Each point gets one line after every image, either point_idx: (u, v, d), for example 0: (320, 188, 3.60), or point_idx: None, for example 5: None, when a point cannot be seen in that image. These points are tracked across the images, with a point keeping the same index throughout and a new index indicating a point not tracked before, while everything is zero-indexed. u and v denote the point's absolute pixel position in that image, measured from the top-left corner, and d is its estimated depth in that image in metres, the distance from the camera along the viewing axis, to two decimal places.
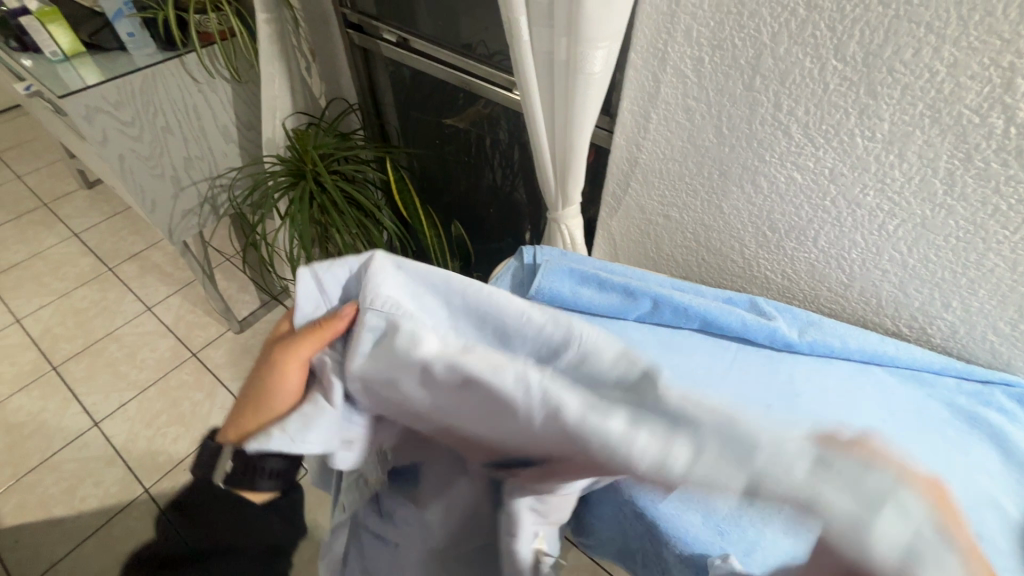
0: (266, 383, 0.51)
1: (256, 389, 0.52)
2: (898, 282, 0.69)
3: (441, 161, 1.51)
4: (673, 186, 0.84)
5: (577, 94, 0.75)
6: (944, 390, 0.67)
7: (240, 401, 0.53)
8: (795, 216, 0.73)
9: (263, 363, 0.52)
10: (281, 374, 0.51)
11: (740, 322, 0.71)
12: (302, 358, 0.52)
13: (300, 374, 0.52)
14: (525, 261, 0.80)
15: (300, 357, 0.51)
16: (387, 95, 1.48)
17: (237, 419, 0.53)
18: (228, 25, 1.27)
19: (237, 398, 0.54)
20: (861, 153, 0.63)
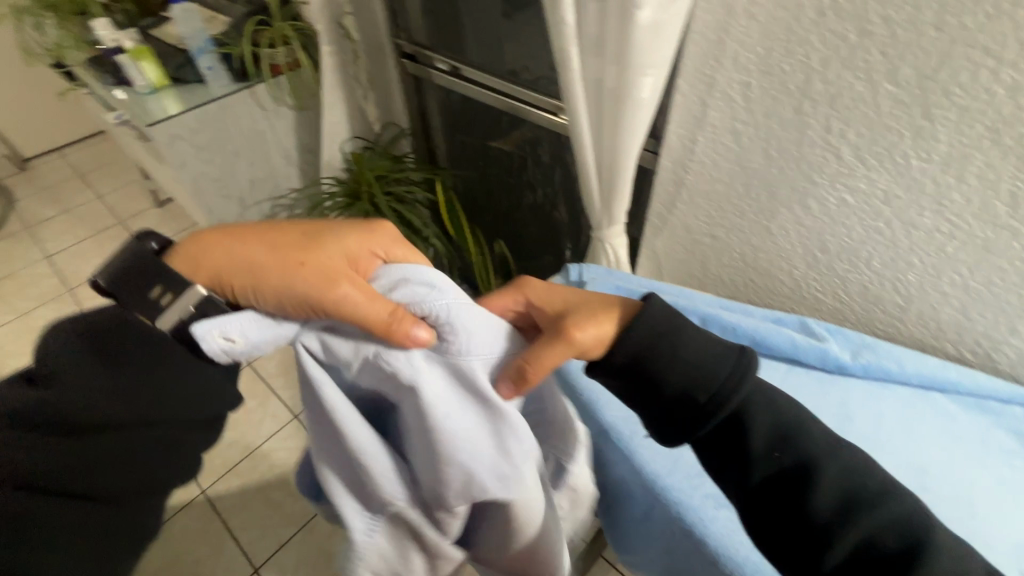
0: (285, 284, 0.39)
1: (270, 280, 0.39)
2: (960, 305, 0.67)
3: (486, 181, 1.56)
4: (719, 208, 0.85)
5: (623, 119, 0.78)
6: (1012, 419, 0.64)
7: (241, 247, 0.40)
8: (847, 237, 0.73)
9: (309, 269, 0.39)
10: (302, 305, 0.39)
11: (790, 342, 0.71)
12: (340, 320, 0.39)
13: (317, 312, 0.40)
14: (571, 279, 0.83)
15: (336, 304, 0.39)
16: (436, 118, 1.55)
17: (218, 254, 0.40)
18: (295, 58, 1.37)
19: (248, 252, 0.40)
20: (917, 175, 0.62)
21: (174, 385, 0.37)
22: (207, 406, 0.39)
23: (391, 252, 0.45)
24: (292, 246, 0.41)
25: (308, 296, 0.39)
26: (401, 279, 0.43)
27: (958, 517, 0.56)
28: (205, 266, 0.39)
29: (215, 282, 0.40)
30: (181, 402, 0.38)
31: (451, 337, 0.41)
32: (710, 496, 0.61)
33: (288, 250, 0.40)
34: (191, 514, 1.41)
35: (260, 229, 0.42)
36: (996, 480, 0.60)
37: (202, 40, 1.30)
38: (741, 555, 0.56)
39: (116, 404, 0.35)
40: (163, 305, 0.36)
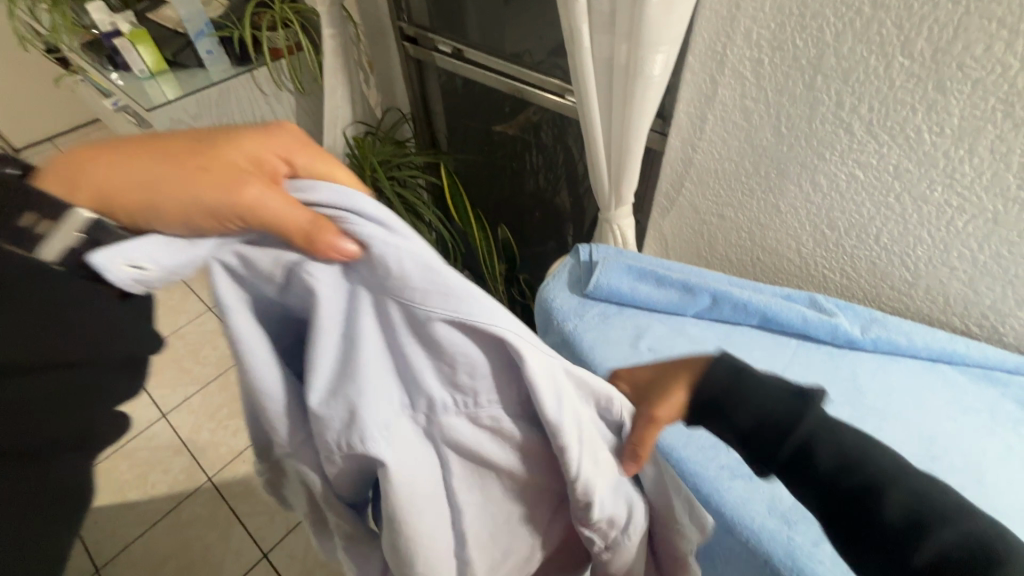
0: (188, 196, 0.32)
1: (173, 193, 0.32)
2: (968, 280, 0.68)
3: (488, 165, 1.56)
4: (728, 186, 0.85)
5: (633, 98, 0.78)
6: (1018, 390, 0.66)
7: (122, 157, 0.33)
8: (856, 213, 0.73)
9: (219, 176, 0.33)
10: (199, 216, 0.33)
11: (801, 318, 0.71)
12: (257, 229, 0.33)
13: (235, 224, 0.33)
14: (581, 259, 0.83)
15: (257, 212, 0.33)
16: (437, 102, 1.54)
17: (87, 165, 0.33)
18: (295, 40, 1.34)
19: (141, 164, 0.33)
20: (929, 149, 0.63)
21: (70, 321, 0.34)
22: (116, 345, 0.37)
23: (296, 152, 0.36)
24: (180, 151, 0.34)
25: (204, 203, 0.32)
26: (317, 188, 0.35)
27: (965, 483, 0.58)
28: (88, 185, 0.32)
29: (97, 202, 0.33)
30: (84, 340, 0.35)
31: (376, 267, 0.33)
32: (725, 468, 0.62)
33: (186, 157, 0.33)
34: (198, 500, 1.42)
35: (137, 140, 0.34)
36: (1001, 447, 0.61)
37: (202, 23, 1.28)
38: (756, 523, 0.57)
39: (16, 345, 0.34)
40: (41, 233, 0.31)
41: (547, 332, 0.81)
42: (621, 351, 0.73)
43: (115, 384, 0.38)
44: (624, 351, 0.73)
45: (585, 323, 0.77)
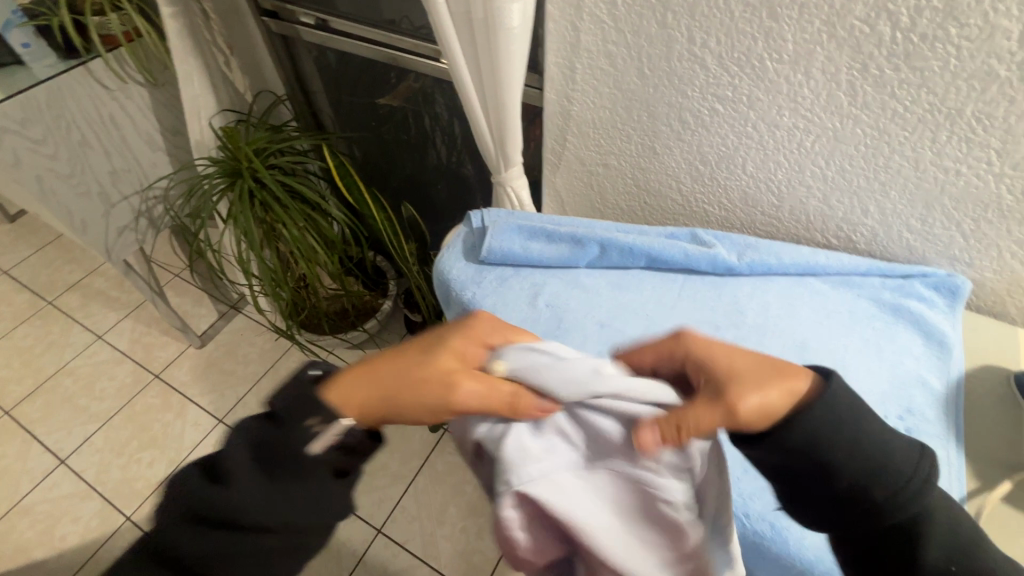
0: (425, 398, 0.41)
1: (418, 407, 0.41)
2: (823, 196, 0.74)
3: (380, 143, 1.49)
4: (607, 135, 0.86)
5: (499, 52, 0.76)
6: (870, 289, 0.72)
7: (379, 384, 0.42)
8: (722, 145, 0.77)
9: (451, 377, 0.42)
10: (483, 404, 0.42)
11: (682, 253, 0.74)
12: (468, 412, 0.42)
13: (474, 398, 0.42)
14: (473, 225, 0.81)
15: (474, 398, 0.41)
16: (315, 81, 1.44)
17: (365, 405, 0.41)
18: (133, 25, 1.16)
19: (399, 390, 0.41)
20: (773, 76, 0.66)
21: (286, 481, 0.39)
22: (313, 517, 0.40)
23: (500, 337, 0.47)
24: (415, 366, 0.42)
25: (487, 392, 0.42)
26: (514, 357, 0.43)
27: None
28: (364, 398, 0.41)
29: (365, 403, 0.41)
30: (296, 510, 0.40)
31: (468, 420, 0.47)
32: None
33: (416, 367, 0.42)
34: (118, 542, 1.30)
35: (382, 367, 0.43)
36: (861, 342, 0.67)
37: (10, 14, 1.14)
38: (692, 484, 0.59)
39: (261, 509, 0.39)
40: (315, 431, 0.40)
41: (450, 305, 0.79)
42: (521, 312, 0.72)
43: (314, 541, 0.41)
44: (524, 312, 0.72)
45: (484, 290, 0.75)
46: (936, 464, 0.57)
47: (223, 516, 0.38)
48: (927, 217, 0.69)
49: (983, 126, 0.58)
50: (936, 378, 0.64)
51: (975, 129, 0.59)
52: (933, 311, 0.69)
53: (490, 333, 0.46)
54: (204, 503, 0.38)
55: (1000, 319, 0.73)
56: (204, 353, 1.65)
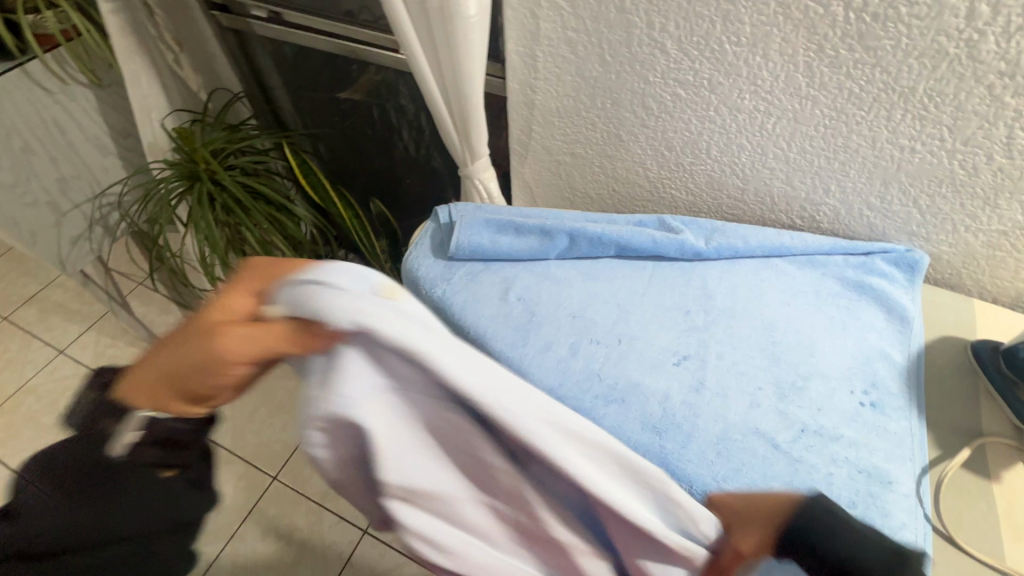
0: (187, 365, 0.36)
1: (190, 372, 0.36)
2: (786, 178, 0.75)
3: (344, 138, 1.45)
4: (572, 123, 0.85)
5: (457, 42, 0.75)
6: (835, 268, 0.73)
7: (153, 369, 0.38)
8: (686, 131, 0.77)
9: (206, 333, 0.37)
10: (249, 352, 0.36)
11: (651, 241, 0.74)
12: (248, 358, 0.36)
13: (239, 340, 0.36)
14: (441, 221, 0.80)
15: (240, 343, 0.36)
16: (272, 76, 1.39)
17: (147, 404, 0.38)
18: (71, 23, 1.10)
19: (167, 368, 0.37)
20: (732, 59, 0.66)
21: (126, 477, 0.51)
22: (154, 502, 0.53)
23: (274, 275, 0.42)
24: (182, 337, 0.38)
25: (249, 338, 0.36)
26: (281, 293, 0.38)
27: (799, 360, 0.65)
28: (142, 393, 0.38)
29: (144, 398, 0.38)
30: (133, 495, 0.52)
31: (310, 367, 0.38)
32: (600, 395, 0.63)
33: (179, 340, 0.38)
34: None
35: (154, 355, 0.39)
36: (826, 321, 0.68)
37: None
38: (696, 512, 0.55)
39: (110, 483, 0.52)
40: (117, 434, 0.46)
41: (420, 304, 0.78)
42: (492, 308, 0.71)
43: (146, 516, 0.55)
44: (495, 306, 0.72)
45: (453, 286, 0.74)
46: (900, 435, 0.59)
47: (90, 476, 0.52)
48: (886, 195, 0.70)
49: (935, 104, 0.59)
50: (898, 351, 0.66)
51: (928, 107, 0.60)
52: (893, 287, 0.70)
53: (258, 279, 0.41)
54: (80, 466, 0.52)
55: (957, 291, 0.75)
56: None
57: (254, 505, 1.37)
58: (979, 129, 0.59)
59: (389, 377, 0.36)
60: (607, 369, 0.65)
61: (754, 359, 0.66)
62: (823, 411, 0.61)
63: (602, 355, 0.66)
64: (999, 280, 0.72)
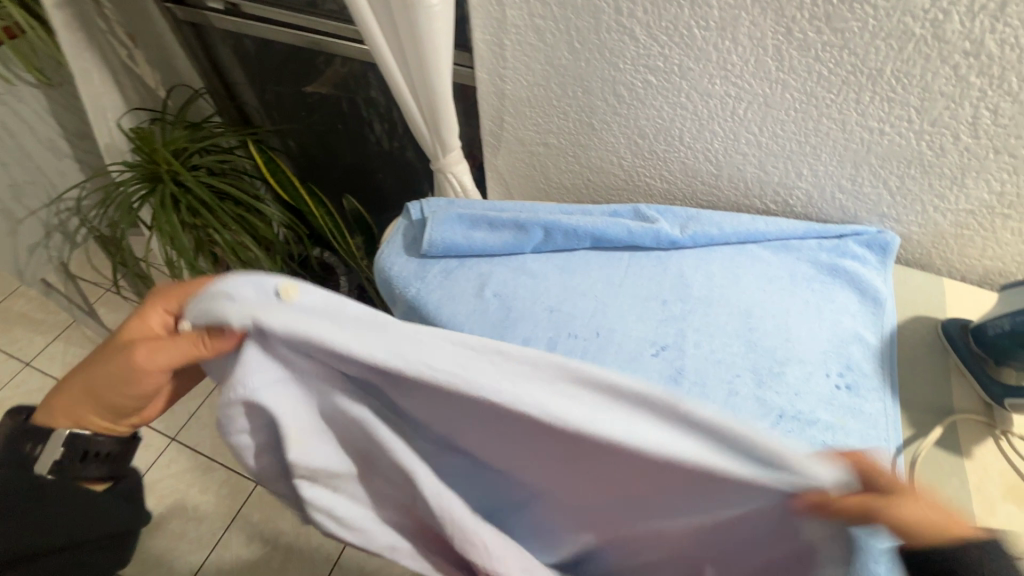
0: (110, 381, 0.47)
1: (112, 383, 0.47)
2: (759, 163, 0.75)
3: (313, 133, 1.41)
4: (544, 113, 0.84)
5: (421, 32, 0.72)
6: (808, 252, 0.74)
7: (89, 376, 0.49)
8: (658, 118, 0.76)
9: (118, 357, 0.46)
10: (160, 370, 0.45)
11: (626, 231, 0.74)
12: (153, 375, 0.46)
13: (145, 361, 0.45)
14: (413, 217, 0.78)
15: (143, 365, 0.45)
16: (234, 71, 1.34)
17: (80, 400, 0.50)
18: (12, 21, 1.02)
19: (95, 384, 0.48)
20: (701, 44, 0.65)
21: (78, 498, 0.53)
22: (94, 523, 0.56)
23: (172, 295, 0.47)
24: (114, 351, 0.48)
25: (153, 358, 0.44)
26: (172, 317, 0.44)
27: (774, 345, 0.65)
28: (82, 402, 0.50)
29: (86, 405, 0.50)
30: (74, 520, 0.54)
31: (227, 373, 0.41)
32: None
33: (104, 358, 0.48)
34: None
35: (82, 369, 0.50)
36: (800, 306, 0.69)
37: None
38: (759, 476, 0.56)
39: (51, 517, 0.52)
40: (38, 453, 0.50)
41: (394, 303, 0.76)
42: (468, 304, 0.70)
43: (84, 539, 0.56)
44: (470, 303, 0.70)
45: (428, 285, 0.73)
46: (874, 415, 0.60)
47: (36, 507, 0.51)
48: (857, 177, 0.70)
49: (902, 85, 0.59)
50: (871, 333, 0.67)
51: (896, 88, 0.60)
52: (866, 269, 0.71)
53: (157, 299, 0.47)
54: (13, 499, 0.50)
55: (927, 270, 0.76)
56: None
57: (237, 512, 1.36)
58: (946, 109, 0.59)
59: (295, 369, 0.41)
60: (586, 363, 0.64)
61: (730, 345, 0.66)
62: (801, 396, 0.61)
63: (580, 349, 0.66)
64: (967, 259, 0.73)
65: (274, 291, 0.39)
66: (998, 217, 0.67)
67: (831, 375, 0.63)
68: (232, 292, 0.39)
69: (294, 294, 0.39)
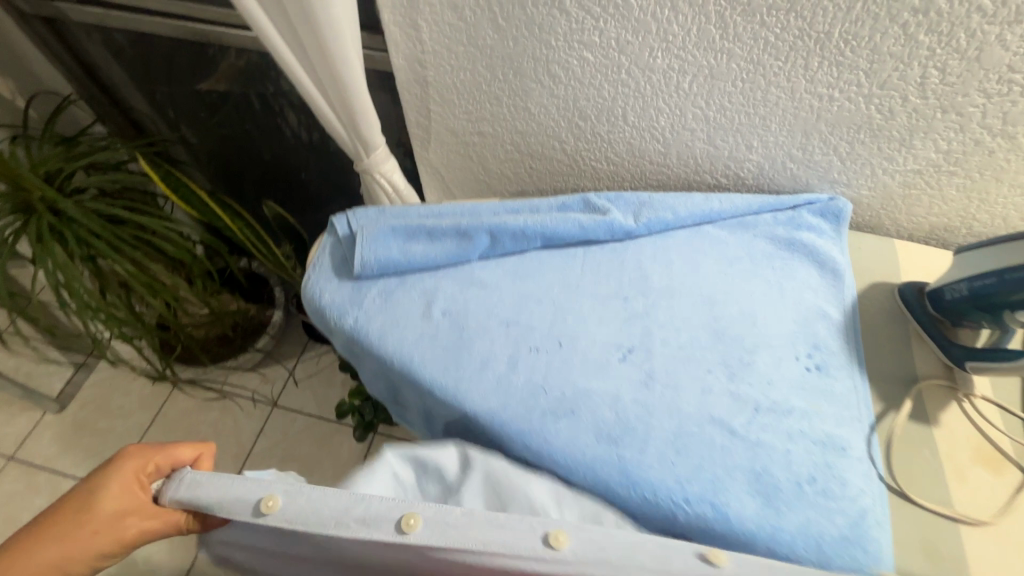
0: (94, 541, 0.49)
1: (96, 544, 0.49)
2: (707, 137, 0.70)
3: (217, 135, 1.25)
4: (474, 100, 0.75)
5: (319, 19, 0.62)
6: (765, 227, 0.71)
7: (49, 550, 0.48)
8: (599, 97, 0.69)
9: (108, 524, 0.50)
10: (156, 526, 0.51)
11: (578, 226, 0.68)
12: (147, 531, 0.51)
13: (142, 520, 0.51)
14: (341, 234, 0.69)
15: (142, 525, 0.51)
16: (109, 70, 1.15)
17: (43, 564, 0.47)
18: None
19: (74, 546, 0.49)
20: (638, 15, 0.58)
21: None
22: None
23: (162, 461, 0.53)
24: (79, 522, 0.49)
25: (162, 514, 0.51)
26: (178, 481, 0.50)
27: (742, 333, 0.63)
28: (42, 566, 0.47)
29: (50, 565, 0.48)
30: None
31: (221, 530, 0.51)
32: (548, 411, 0.57)
33: (86, 516, 0.50)
34: None
35: (44, 528, 0.49)
36: (762, 287, 0.66)
37: None
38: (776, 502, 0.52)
39: None
40: None
41: (332, 333, 0.68)
42: (415, 329, 0.63)
43: None
44: (418, 327, 0.63)
45: (367, 311, 0.65)
46: (845, 395, 0.59)
47: None
48: (807, 146, 0.67)
49: (851, 48, 0.55)
50: (835, 307, 0.65)
51: (844, 52, 0.56)
52: (822, 240, 0.69)
53: (145, 467, 0.52)
54: None
55: (877, 232, 0.76)
56: (67, 417, 1.44)
57: (194, 557, 1.25)
58: (895, 70, 0.56)
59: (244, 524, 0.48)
60: (551, 379, 0.59)
61: (699, 338, 0.62)
62: (773, 384, 0.59)
63: (544, 364, 0.60)
64: (915, 217, 0.72)
65: (251, 502, 0.46)
66: (945, 175, 0.66)
67: (800, 358, 0.61)
68: (214, 500, 0.47)
69: (275, 502, 0.45)
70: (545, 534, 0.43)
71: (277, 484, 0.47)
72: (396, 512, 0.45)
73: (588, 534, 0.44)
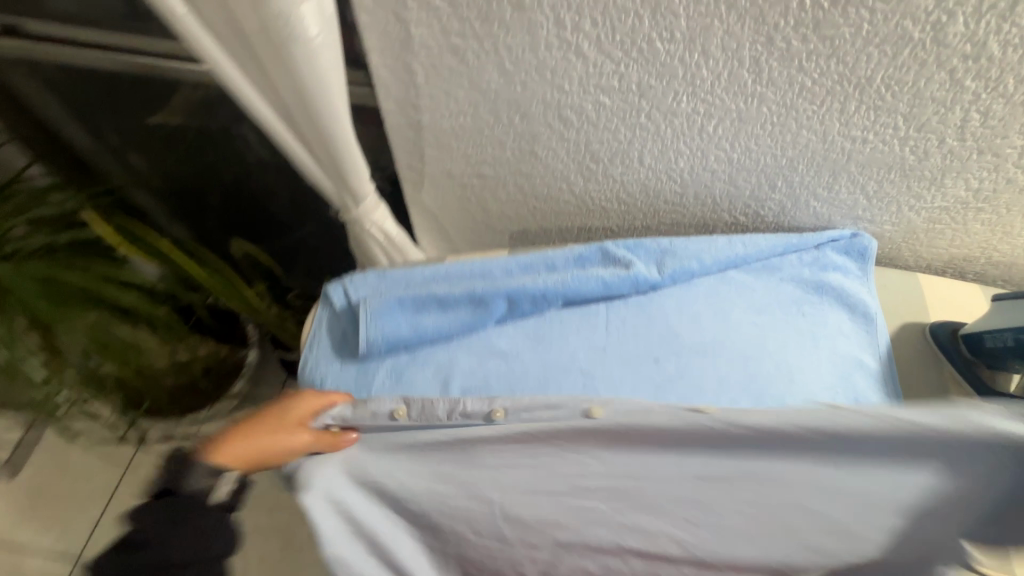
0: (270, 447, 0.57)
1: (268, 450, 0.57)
2: (728, 178, 0.66)
3: (173, 172, 1.12)
4: (475, 144, 0.69)
5: (302, 76, 0.54)
6: (791, 269, 0.68)
7: (243, 442, 0.57)
8: (614, 141, 0.64)
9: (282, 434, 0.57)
10: (309, 442, 0.56)
11: (600, 283, 0.64)
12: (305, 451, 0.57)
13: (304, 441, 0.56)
14: (338, 306, 0.64)
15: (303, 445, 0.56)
16: (42, 106, 1.01)
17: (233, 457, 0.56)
18: None
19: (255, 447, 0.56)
20: (664, 60, 0.53)
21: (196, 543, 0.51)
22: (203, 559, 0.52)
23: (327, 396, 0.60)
24: (275, 424, 0.57)
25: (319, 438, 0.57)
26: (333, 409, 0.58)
27: (781, 391, 0.60)
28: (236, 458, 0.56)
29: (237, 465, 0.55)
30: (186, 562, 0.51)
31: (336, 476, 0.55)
32: None
33: (269, 425, 0.57)
34: None
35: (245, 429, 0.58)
36: (796, 337, 0.63)
37: None
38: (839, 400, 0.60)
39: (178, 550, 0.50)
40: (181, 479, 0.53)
41: None
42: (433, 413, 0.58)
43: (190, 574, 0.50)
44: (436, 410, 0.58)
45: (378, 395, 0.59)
46: None
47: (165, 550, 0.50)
48: (833, 185, 0.64)
49: (892, 93, 0.52)
50: (870, 355, 0.63)
51: (884, 97, 0.52)
52: (849, 281, 0.67)
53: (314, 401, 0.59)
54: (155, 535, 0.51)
55: (895, 263, 0.74)
56: (21, 485, 1.30)
57: None
58: (935, 114, 0.53)
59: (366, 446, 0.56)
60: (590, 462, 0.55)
61: (739, 401, 0.59)
62: None
63: None
64: (935, 249, 0.71)
65: (387, 410, 0.56)
66: (971, 211, 0.64)
67: None
68: (357, 412, 0.57)
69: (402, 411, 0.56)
70: (588, 409, 0.53)
71: (399, 399, 0.57)
72: (484, 406, 0.56)
73: (631, 408, 0.53)
